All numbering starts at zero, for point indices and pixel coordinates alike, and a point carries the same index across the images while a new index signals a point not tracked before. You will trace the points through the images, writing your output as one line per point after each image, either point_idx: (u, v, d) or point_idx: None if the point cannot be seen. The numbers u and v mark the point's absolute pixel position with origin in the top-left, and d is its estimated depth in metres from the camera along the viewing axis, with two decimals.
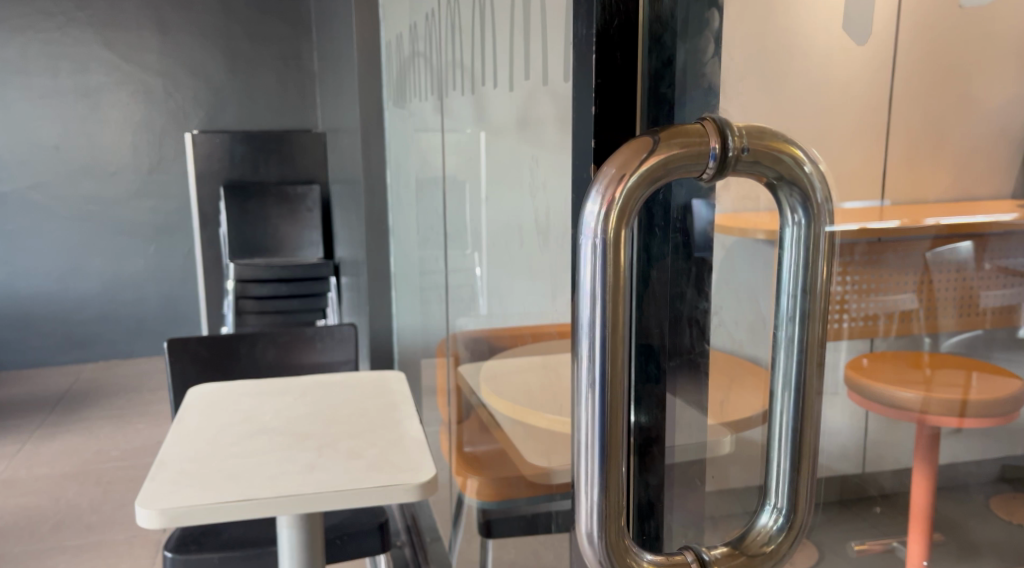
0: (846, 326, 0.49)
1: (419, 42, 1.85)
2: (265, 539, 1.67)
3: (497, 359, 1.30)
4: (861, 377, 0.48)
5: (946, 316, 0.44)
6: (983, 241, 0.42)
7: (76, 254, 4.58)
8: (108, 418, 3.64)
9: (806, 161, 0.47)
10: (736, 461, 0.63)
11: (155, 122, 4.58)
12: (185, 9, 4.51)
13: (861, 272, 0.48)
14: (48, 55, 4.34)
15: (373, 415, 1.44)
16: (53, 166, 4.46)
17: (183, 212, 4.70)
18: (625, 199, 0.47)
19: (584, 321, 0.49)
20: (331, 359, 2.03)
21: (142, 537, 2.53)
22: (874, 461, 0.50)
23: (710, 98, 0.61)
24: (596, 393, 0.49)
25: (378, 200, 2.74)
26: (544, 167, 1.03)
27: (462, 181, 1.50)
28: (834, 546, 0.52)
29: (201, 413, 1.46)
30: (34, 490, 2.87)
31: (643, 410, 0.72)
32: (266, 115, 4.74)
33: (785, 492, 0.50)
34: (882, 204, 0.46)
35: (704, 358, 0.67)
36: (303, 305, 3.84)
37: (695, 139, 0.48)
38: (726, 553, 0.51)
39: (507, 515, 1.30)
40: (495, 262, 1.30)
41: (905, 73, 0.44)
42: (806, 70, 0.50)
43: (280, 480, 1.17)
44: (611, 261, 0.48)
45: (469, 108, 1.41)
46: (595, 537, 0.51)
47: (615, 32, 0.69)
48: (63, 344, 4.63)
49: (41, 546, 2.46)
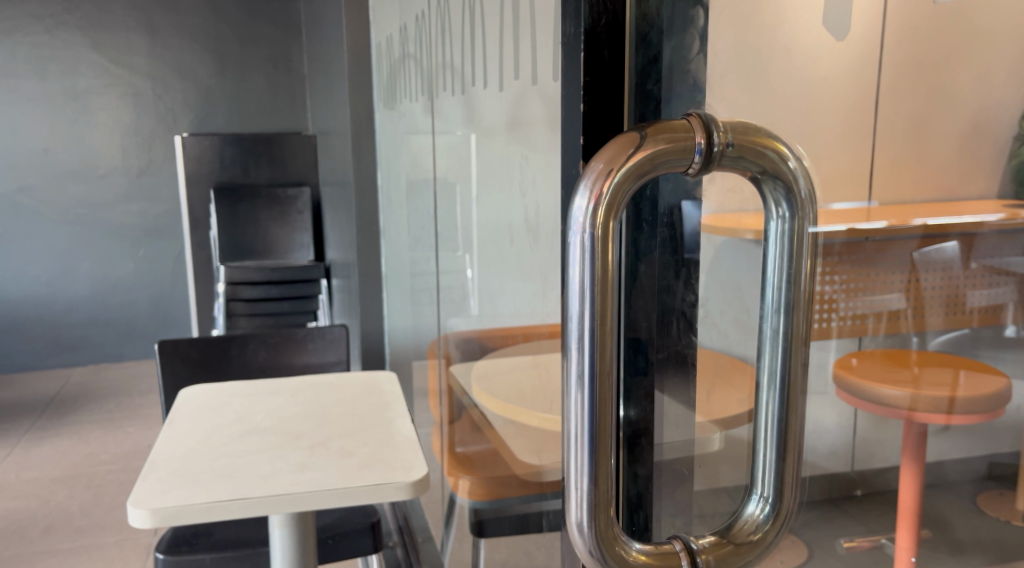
0: (834, 325, 0.49)
1: (411, 43, 1.84)
2: (257, 540, 1.67)
3: (487, 358, 1.31)
4: (850, 376, 0.49)
5: (932, 314, 0.43)
6: (970, 241, 0.41)
7: (65, 257, 4.56)
8: (98, 422, 3.62)
9: (791, 157, 0.48)
10: (726, 458, 0.63)
11: (144, 125, 4.56)
12: (174, 13, 4.50)
13: (848, 271, 0.48)
14: (36, 58, 4.33)
15: (365, 414, 1.44)
16: (41, 170, 4.44)
17: (173, 214, 4.69)
18: (612, 193, 0.48)
19: (572, 313, 0.50)
20: (322, 359, 2.03)
21: (133, 541, 2.52)
22: (863, 460, 0.49)
23: (696, 95, 0.62)
24: (585, 386, 0.50)
25: (370, 201, 2.74)
26: (533, 166, 1.04)
27: (452, 183, 1.51)
28: (823, 544, 0.53)
29: (192, 414, 1.45)
30: (24, 494, 2.85)
31: (632, 404, 0.74)
32: (256, 118, 4.72)
33: (770, 481, 0.51)
34: (869, 204, 0.46)
35: (690, 353, 0.67)
36: (294, 307, 3.84)
37: (681, 135, 0.49)
38: (714, 543, 0.53)
39: (499, 515, 1.31)
40: (486, 263, 1.32)
41: (889, 71, 0.44)
42: (794, 67, 0.51)
43: (271, 479, 1.17)
44: (599, 255, 0.49)
45: (459, 110, 1.42)
46: (584, 526, 0.52)
47: (602, 30, 0.70)
48: (53, 348, 4.60)
49: (31, 550, 2.45)
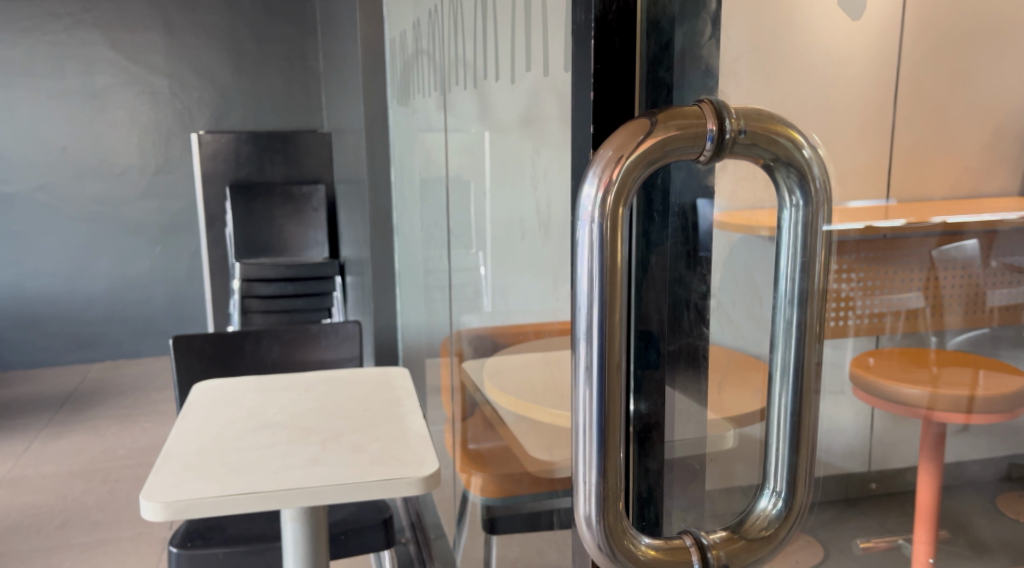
0: (851, 323, 0.48)
1: (423, 39, 1.85)
2: (269, 535, 1.68)
3: (500, 354, 1.30)
4: (867, 376, 0.47)
5: (951, 313, 0.42)
6: (991, 237, 0.40)
7: (83, 254, 4.61)
8: (115, 417, 3.65)
9: (806, 145, 0.47)
10: (741, 456, 0.62)
11: (162, 123, 4.60)
12: (192, 11, 4.53)
13: (864, 270, 0.47)
14: (55, 56, 4.36)
15: (377, 410, 1.44)
16: (60, 168, 4.48)
17: (189, 212, 4.72)
18: (621, 179, 0.48)
19: (581, 304, 0.50)
20: (336, 356, 2.04)
21: (147, 535, 2.54)
22: (880, 460, 0.48)
23: (709, 80, 0.61)
24: (594, 377, 0.50)
25: (382, 197, 2.75)
26: (545, 160, 1.04)
27: (466, 181, 1.50)
28: (840, 544, 0.52)
29: (205, 408, 1.46)
30: (41, 488, 2.88)
31: (643, 398, 0.72)
32: (273, 116, 4.75)
33: (783, 475, 0.50)
34: (887, 202, 0.45)
35: (702, 347, 0.66)
36: (309, 305, 3.85)
37: (693, 121, 0.48)
38: (726, 538, 0.52)
39: (511, 512, 1.30)
40: (500, 261, 1.31)
41: (909, 65, 0.43)
42: (810, 59, 0.50)
43: (283, 473, 1.17)
44: (608, 245, 0.48)
45: (473, 106, 1.41)
46: (594, 520, 0.51)
47: (613, 18, 0.69)
48: (71, 344, 4.65)
49: (47, 544, 2.47)
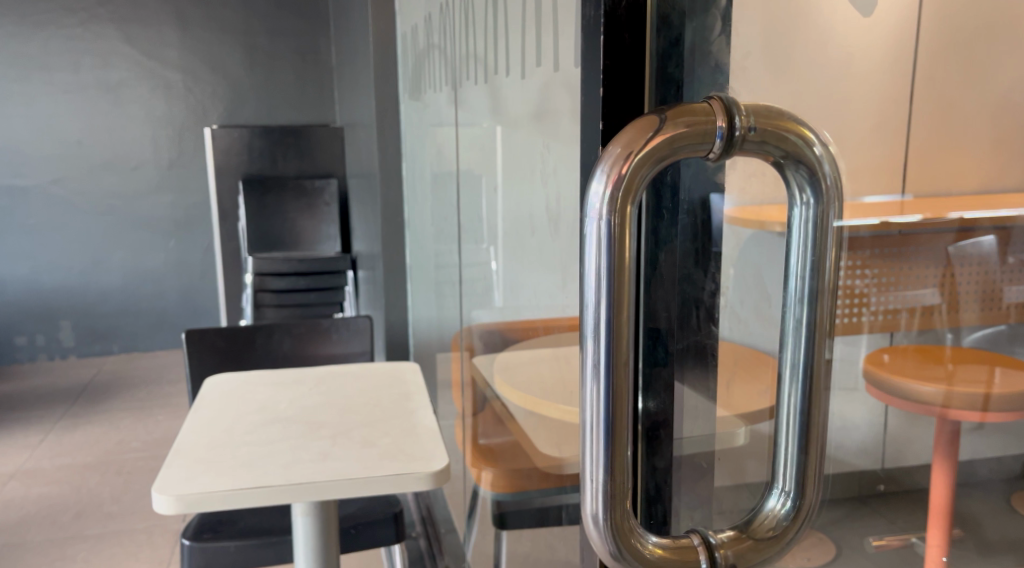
0: (865, 319, 0.47)
1: (434, 33, 1.85)
2: (280, 528, 1.69)
3: (509, 350, 1.31)
4: (881, 372, 0.47)
5: (967, 309, 0.42)
6: (1007, 233, 0.40)
7: (98, 247, 4.64)
8: (128, 410, 3.68)
9: (817, 142, 0.47)
10: (751, 453, 0.62)
11: (176, 116, 4.62)
12: (205, 6, 4.55)
13: (879, 266, 0.46)
14: (70, 50, 4.39)
15: (387, 404, 1.44)
16: (75, 162, 4.51)
17: (203, 205, 4.75)
18: (630, 175, 0.47)
19: (589, 300, 0.49)
20: (347, 350, 2.05)
21: (161, 527, 2.56)
22: (894, 457, 0.48)
23: (718, 77, 0.61)
24: (600, 375, 0.49)
25: (394, 192, 2.75)
26: (555, 155, 1.04)
27: (478, 176, 1.50)
28: (852, 541, 0.51)
29: (217, 402, 1.47)
30: (57, 479, 2.91)
31: (651, 395, 0.72)
32: (286, 110, 4.76)
33: (792, 474, 0.50)
34: (902, 197, 0.44)
35: (711, 344, 0.66)
36: (320, 299, 3.86)
37: (702, 117, 0.47)
38: (733, 537, 0.52)
39: (520, 507, 1.31)
40: (510, 256, 1.31)
41: (925, 59, 0.43)
42: (824, 54, 0.49)
43: (294, 467, 1.18)
44: (616, 243, 0.48)
45: (484, 100, 1.40)
46: (600, 519, 0.51)
47: (623, 12, 0.68)
48: (86, 337, 4.69)
49: (62, 535, 2.50)
